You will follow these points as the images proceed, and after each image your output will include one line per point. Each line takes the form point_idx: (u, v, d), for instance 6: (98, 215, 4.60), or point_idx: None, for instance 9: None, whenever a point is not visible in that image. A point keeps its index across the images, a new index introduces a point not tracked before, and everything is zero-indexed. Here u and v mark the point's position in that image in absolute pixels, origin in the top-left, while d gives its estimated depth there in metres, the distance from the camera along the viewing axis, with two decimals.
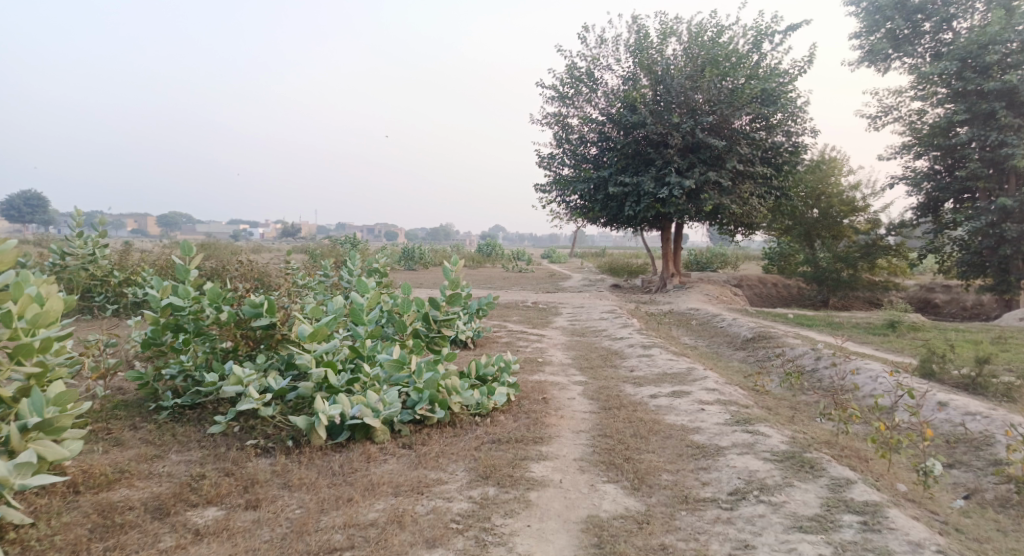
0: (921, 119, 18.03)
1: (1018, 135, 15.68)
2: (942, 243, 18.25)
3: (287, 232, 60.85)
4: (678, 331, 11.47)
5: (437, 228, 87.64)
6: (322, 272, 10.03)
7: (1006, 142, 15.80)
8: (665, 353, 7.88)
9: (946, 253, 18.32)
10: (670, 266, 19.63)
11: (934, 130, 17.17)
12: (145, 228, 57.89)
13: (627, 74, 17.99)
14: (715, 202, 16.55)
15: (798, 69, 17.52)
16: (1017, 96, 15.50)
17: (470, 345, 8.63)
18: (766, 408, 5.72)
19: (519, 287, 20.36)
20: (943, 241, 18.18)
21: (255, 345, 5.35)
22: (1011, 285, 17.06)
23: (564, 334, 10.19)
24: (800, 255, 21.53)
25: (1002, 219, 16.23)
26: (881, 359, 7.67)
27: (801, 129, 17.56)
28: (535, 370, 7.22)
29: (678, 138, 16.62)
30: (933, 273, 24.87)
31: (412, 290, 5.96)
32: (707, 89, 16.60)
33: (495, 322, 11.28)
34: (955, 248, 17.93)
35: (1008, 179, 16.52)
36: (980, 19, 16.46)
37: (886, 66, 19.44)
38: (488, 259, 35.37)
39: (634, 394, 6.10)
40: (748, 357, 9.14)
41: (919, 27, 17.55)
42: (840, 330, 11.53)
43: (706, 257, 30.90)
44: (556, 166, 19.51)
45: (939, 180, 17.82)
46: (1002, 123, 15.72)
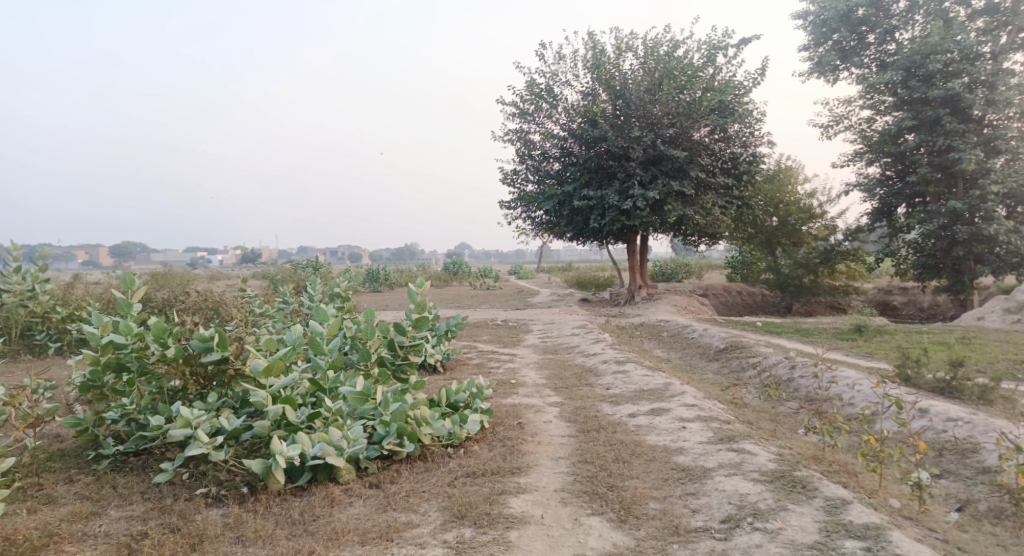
0: (871, 127, 18.46)
1: (964, 140, 16.10)
2: (898, 246, 18.62)
3: (247, 258, 59.59)
4: (650, 344, 11.33)
5: (401, 249, 86.96)
6: (282, 299, 9.62)
7: (954, 147, 16.22)
8: (640, 369, 7.69)
9: (902, 256, 18.70)
10: (637, 278, 19.61)
11: (885, 137, 17.57)
12: (98, 259, 56.08)
13: (586, 90, 18.03)
14: (678, 213, 16.59)
15: (752, 81, 17.78)
16: (961, 102, 15.97)
17: (440, 368, 8.33)
18: (748, 423, 5.55)
19: (487, 305, 20.12)
20: (899, 245, 18.55)
21: (206, 382, 5.00)
22: (965, 286, 17.43)
23: (536, 352, 9.95)
24: (763, 263, 21.79)
25: (953, 221, 16.64)
26: (856, 366, 7.60)
27: (759, 138, 17.77)
28: (508, 392, 6.94)
29: (639, 151, 16.64)
30: (891, 276, 25.40)
31: (376, 314, 5.64)
32: (666, 101, 16.68)
33: (464, 342, 10.99)
34: (911, 251, 18.31)
35: (956, 183, 16.88)
36: (921, 30, 16.94)
37: (836, 76, 19.87)
38: (454, 277, 35.06)
39: (612, 414, 5.88)
40: (721, 369, 9.01)
41: (865, 39, 18.02)
42: (808, 337, 11.52)
43: (671, 268, 31.12)
44: (520, 182, 19.39)
45: (892, 185, 18.20)
46: (948, 129, 16.14)
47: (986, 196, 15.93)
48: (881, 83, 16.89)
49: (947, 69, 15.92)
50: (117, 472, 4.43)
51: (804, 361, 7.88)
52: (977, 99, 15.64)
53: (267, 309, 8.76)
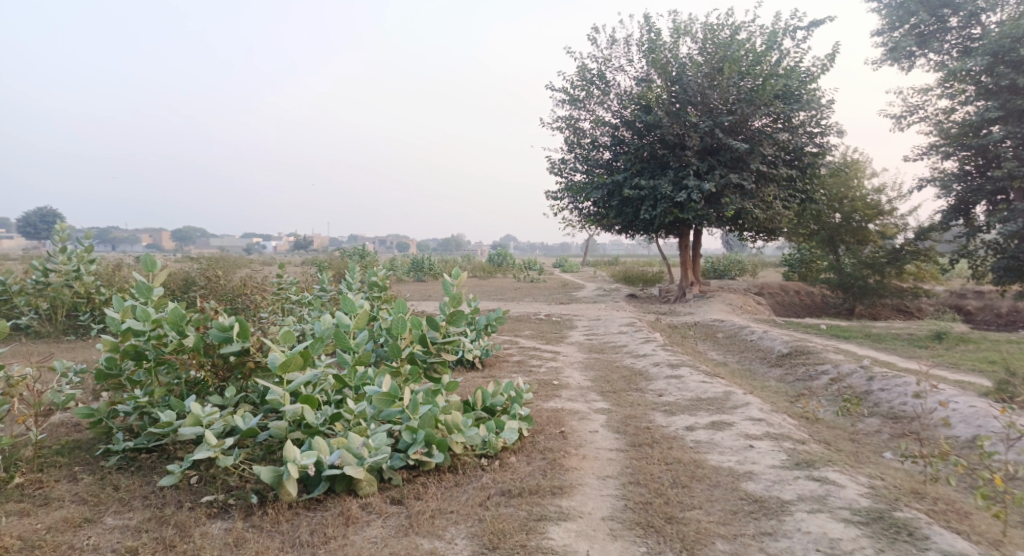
0: (949, 119, 17.10)
1: None
2: (975, 246, 17.25)
3: (299, 244, 60.59)
4: (703, 346, 10.59)
5: (448, 239, 87.32)
6: (319, 286, 9.27)
7: None
8: (695, 374, 7.02)
9: (980, 258, 17.31)
10: (689, 274, 18.74)
11: (965, 128, 16.22)
12: (159, 240, 57.90)
13: (640, 75, 17.23)
14: (736, 206, 15.67)
15: (820, 67, 16.66)
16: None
17: (478, 365, 7.83)
18: (825, 444, 4.85)
19: (531, 298, 19.57)
20: (977, 245, 17.19)
21: (227, 374, 4.59)
22: None
23: (581, 350, 9.36)
24: (824, 261, 20.59)
25: None
26: (945, 380, 6.76)
27: (826, 128, 16.64)
28: (550, 395, 6.39)
29: (696, 139, 15.75)
30: (964, 279, 23.76)
31: (409, 306, 5.13)
32: (725, 88, 15.75)
33: (505, 337, 10.48)
34: (990, 252, 16.93)
35: None
36: (1011, 13, 15.53)
37: (911, 64, 18.49)
38: (499, 268, 34.65)
39: (666, 426, 5.26)
40: (784, 377, 8.25)
41: (945, 23, 16.65)
42: (879, 344, 10.57)
43: (723, 264, 29.94)
44: (568, 172, 18.73)
45: (970, 181, 16.81)
46: None
47: None
48: (963, 70, 15.59)
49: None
50: (122, 471, 4.05)
51: (883, 372, 7.07)
52: None
53: (303, 297, 8.43)
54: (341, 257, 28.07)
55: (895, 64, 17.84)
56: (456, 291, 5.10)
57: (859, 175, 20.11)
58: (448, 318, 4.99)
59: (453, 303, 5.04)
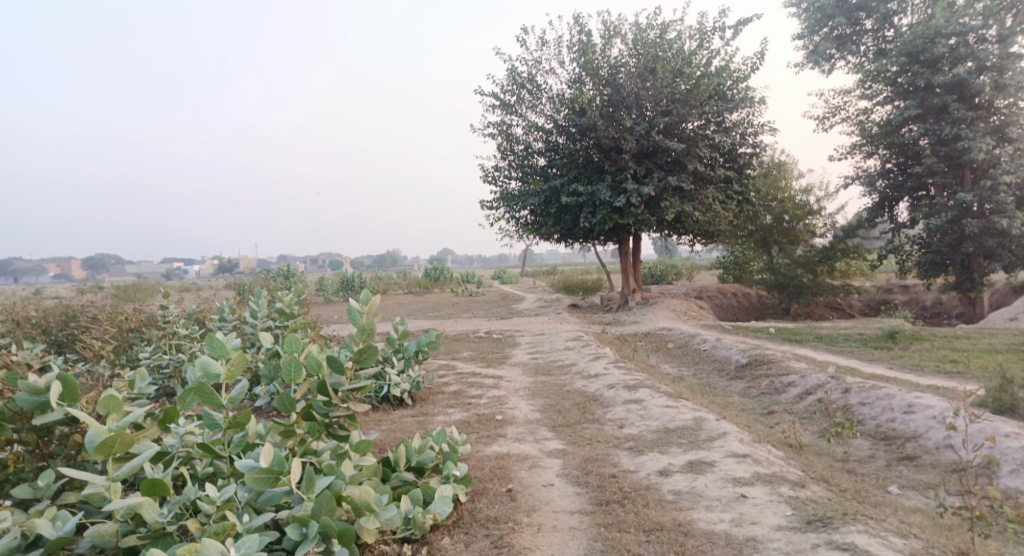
0: (869, 118, 17.20)
1: (973, 128, 14.74)
2: (902, 242, 17.31)
3: (226, 267, 57.70)
4: (655, 359, 9.80)
5: (383, 256, 85.40)
6: (219, 318, 7.98)
7: (961, 136, 14.85)
8: (658, 398, 6.14)
9: (907, 253, 17.32)
10: (630, 282, 18.15)
11: (885, 127, 16.22)
12: (69, 272, 54.11)
13: (572, 78, 16.62)
14: (676, 209, 15.14)
15: (750, 65, 16.42)
16: (968, 88, 14.67)
17: (409, 400, 6.73)
18: (825, 484, 4.02)
19: (469, 313, 18.56)
20: (903, 240, 17.21)
21: (48, 453, 3.38)
22: (976, 284, 15.87)
23: (524, 373, 8.37)
24: (759, 262, 20.47)
25: (962, 215, 15.30)
26: (925, 387, 6.13)
27: (759, 127, 16.36)
28: (494, 436, 5.38)
29: (632, 141, 15.11)
30: (892, 274, 24.16)
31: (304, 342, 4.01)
32: (659, 88, 15.17)
33: (440, 361, 9.41)
34: (916, 247, 16.97)
35: (965, 174, 15.58)
36: (923, 13, 15.65)
37: (831, 65, 18.58)
38: (435, 284, 33.44)
39: (635, 471, 4.33)
40: (748, 392, 7.49)
41: (860, 25, 16.70)
42: (832, 347, 10.04)
43: (660, 269, 29.71)
44: (502, 180, 17.89)
45: (894, 178, 16.84)
46: (955, 117, 14.79)
47: (999, 188, 14.70)
48: (880, 70, 15.61)
49: (953, 53, 14.66)
50: None
51: (858, 382, 6.38)
52: (986, 84, 14.29)
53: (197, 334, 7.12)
54: (264, 279, 26.34)
55: (816, 66, 17.83)
56: (365, 321, 3.93)
57: (788, 175, 20.09)
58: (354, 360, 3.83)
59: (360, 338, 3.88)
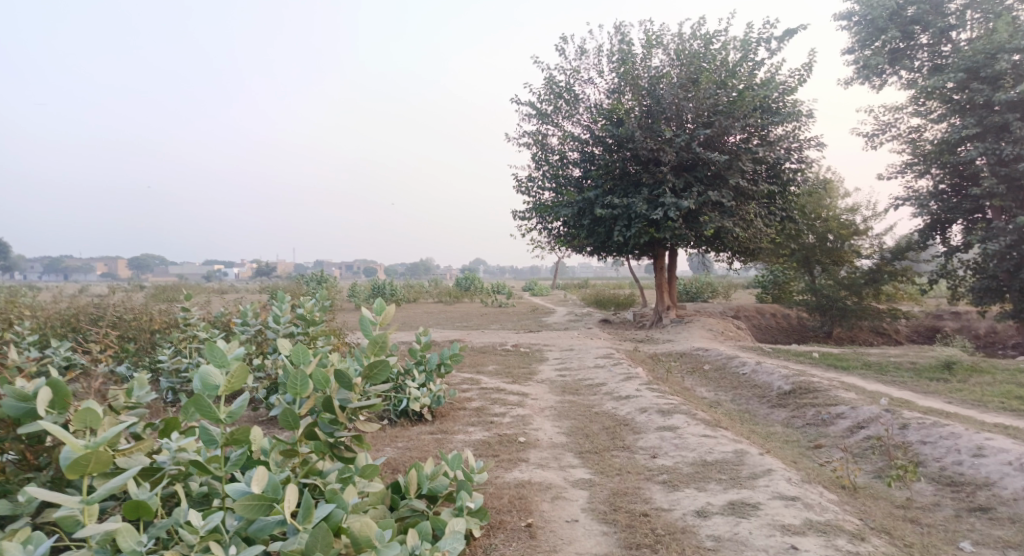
0: (921, 137, 16.41)
1: None
2: (954, 266, 16.46)
3: (263, 270, 58.54)
4: (690, 381, 9.31)
5: (417, 264, 85.87)
6: (240, 321, 7.80)
7: (1023, 156, 14.00)
8: (694, 426, 5.70)
9: (959, 278, 16.44)
10: (665, 298, 17.61)
11: (939, 146, 15.45)
12: (113, 269, 55.69)
13: (612, 88, 16.28)
14: (716, 225, 14.61)
15: (797, 78, 15.83)
16: None
17: (429, 416, 6.41)
18: (887, 537, 3.55)
19: (498, 325, 18.24)
20: (955, 265, 16.35)
21: (37, 461, 3.08)
22: None
23: (551, 391, 7.98)
24: (800, 283, 19.73)
25: None
26: (994, 426, 5.57)
27: (804, 143, 15.74)
28: (515, 460, 5.01)
29: (671, 154, 14.65)
30: (942, 299, 23.08)
31: (312, 352, 3.69)
32: (702, 99, 14.71)
33: (465, 375, 9.08)
34: (969, 272, 16.10)
35: None
36: (982, 28, 14.87)
37: (882, 81, 17.86)
38: (466, 294, 33.23)
39: (670, 509, 3.91)
40: (791, 422, 6.98)
41: (915, 40, 15.98)
42: (881, 376, 9.41)
43: (696, 286, 28.99)
44: (536, 190, 17.58)
45: (946, 199, 16.00)
46: (1016, 136, 13.95)
47: None
48: (935, 87, 14.88)
49: (1015, 70, 13.88)
50: None
51: (915, 418, 5.84)
52: None
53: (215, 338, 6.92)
54: (297, 284, 26.47)
55: (866, 81, 17.14)
56: (378, 334, 3.58)
57: (833, 194, 19.35)
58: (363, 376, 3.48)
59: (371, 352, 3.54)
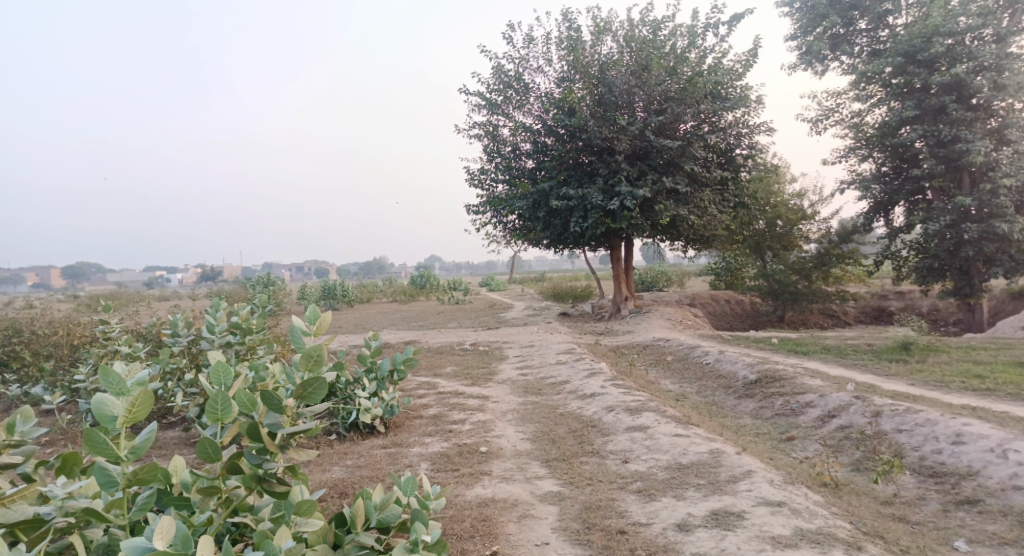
0: (863, 121, 16.57)
1: (972, 129, 14.10)
2: (898, 247, 16.71)
3: (209, 275, 56.49)
4: (653, 374, 9.05)
5: (370, 263, 84.44)
6: (171, 332, 7.16)
7: (960, 137, 14.22)
8: (665, 424, 5.40)
9: (903, 258, 16.63)
10: (622, 289, 17.43)
11: (881, 130, 15.47)
12: (47, 279, 52.90)
13: (562, 77, 15.98)
14: (671, 213, 14.44)
15: (744, 64, 15.80)
16: (965, 88, 14.03)
17: (383, 428, 5.93)
18: (881, 543, 3.28)
19: (455, 323, 17.76)
20: (899, 246, 16.61)
21: None
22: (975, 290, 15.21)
23: (512, 392, 7.59)
24: (753, 269, 19.87)
25: (961, 219, 14.59)
26: (966, 409, 5.43)
27: (754, 128, 15.72)
28: (477, 474, 4.61)
29: (625, 142, 14.42)
30: (887, 280, 23.62)
31: (235, 369, 3.19)
32: (653, 85, 14.53)
33: (421, 378, 8.60)
34: (912, 252, 16.31)
35: (962, 177, 14.94)
36: (918, 13, 14.99)
37: (824, 66, 17.99)
38: (421, 291, 32.58)
39: (648, 523, 3.57)
40: (760, 414, 6.76)
41: (855, 25, 16.11)
42: (841, 361, 9.33)
43: (650, 275, 29.02)
44: (488, 183, 17.15)
45: (889, 181, 16.16)
46: (954, 117, 14.14)
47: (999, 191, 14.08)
48: (874, 72, 14.98)
49: (949, 54, 14.03)
50: None
51: (887, 404, 5.67)
52: (985, 83, 13.66)
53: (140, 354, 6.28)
54: (243, 288, 25.44)
55: (809, 67, 17.22)
56: (311, 345, 3.09)
57: (781, 179, 19.50)
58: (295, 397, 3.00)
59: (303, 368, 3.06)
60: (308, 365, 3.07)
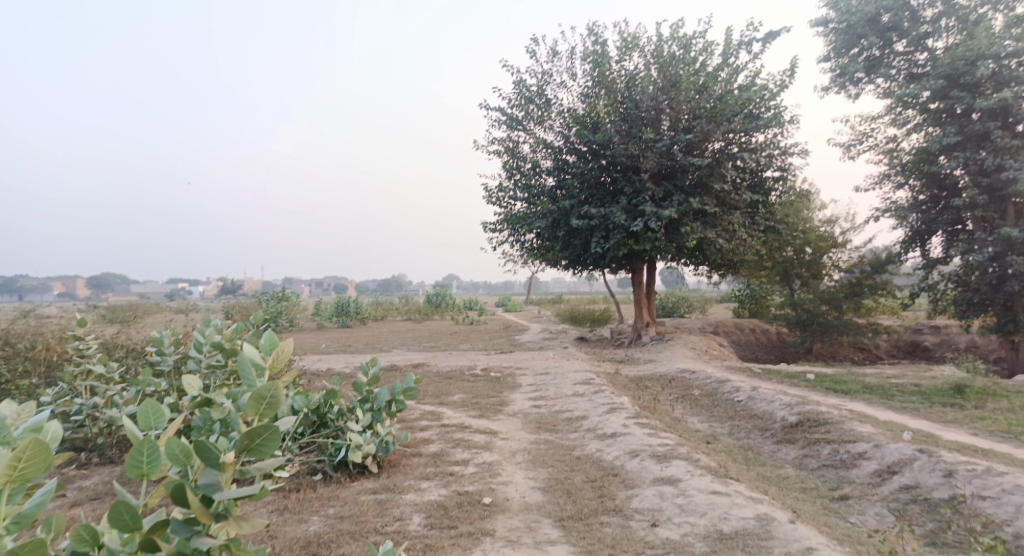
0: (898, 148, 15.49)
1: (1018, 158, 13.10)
2: (935, 279, 15.68)
3: (227, 288, 56.38)
4: (679, 410, 8.26)
5: (388, 281, 84.39)
6: (156, 350, 6.56)
7: (1005, 166, 13.23)
8: (701, 477, 4.65)
9: (941, 291, 15.60)
10: (643, 314, 16.62)
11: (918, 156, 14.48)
12: (67, 290, 53.51)
13: (586, 93, 15.40)
14: (698, 236, 13.71)
15: (779, 83, 15.05)
16: (1012, 114, 13.10)
17: (376, 467, 5.25)
18: None
19: (468, 344, 17.11)
20: (937, 278, 15.60)
21: None
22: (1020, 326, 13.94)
23: (524, 427, 6.87)
24: (780, 298, 19.01)
25: (1006, 251, 13.57)
26: None
27: (787, 150, 14.93)
28: (479, 534, 3.90)
29: (651, 160, 13.74)
30: (921, 313, 22.54)
31: (168, 404, 2.47)
32: (682, 102, 13.87)
33: (425, 407, 7.91)
34: (951, 285, 15.24)
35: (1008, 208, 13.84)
36: (958, 36, 13.97)
37: (858, 89, 17.09)
38: (437, 310, 31.97)
39: None
40: (804, 464, 5.97)
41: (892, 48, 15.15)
42: (886, 402, 8.46)
43: (671, 300, 28.14)
44: (507, 201, 16.54)
45: (926, 210, 15.11)
46: (998, 146, 13.13)
47: None
48: (911, 96, 14.02)
49: (995, 78, 13.09)
50: None
51: (960, 461, 4.86)
52: None
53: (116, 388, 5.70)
54: (254, 302, 25.00)
55: (842, 90, 16.33)
56: (263, 385, 2.40)
57: (811, 206, 18.66)
58: (239, 450, 2.28)
59: (252, 413, 2.36)
60: (258, 410, 2.36)
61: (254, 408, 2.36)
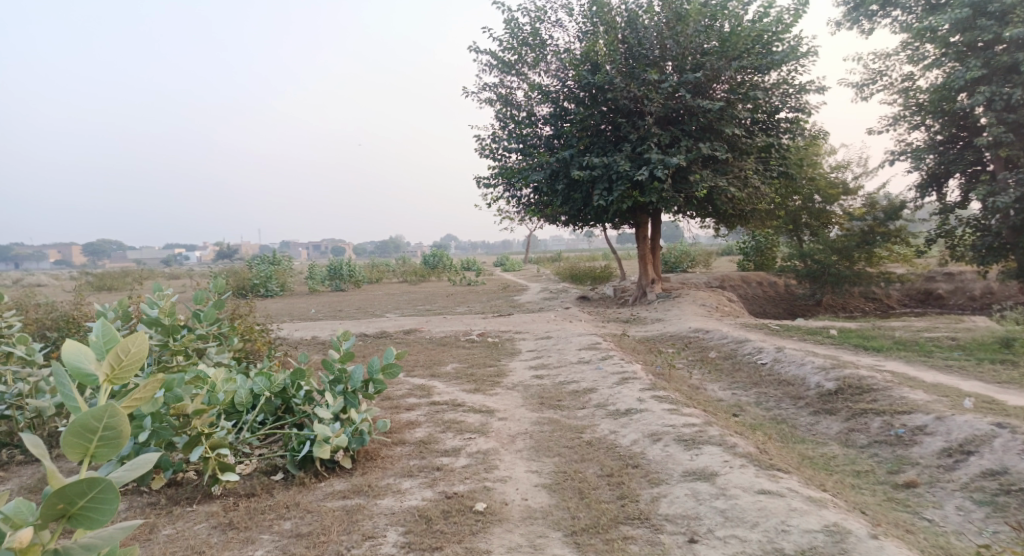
0: (913, 88, 14.28)
1: None
2: (952, 224, 14.54)
3: (223, 254, 55.24)
4: (697, 376, 7.41)
5: (385, 244, 83.40)
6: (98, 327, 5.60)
7: None
8: (744, 469, 3.78)
9: (959, 237, 14.52)
10: (648, 271, 15.71)
11: (937, 94, 13.13)
12: (59, 260, 52.69)
13: (584, 31, 14.19)
14: (708, 185, 12.69)
15: (794, 12, 13.73)
16: None
17: (347, 464, 4.39)
18: None
19: (465, 306, 16.26)
20: (954, 223, 14.52)
21: None
22: None
23: (525, 403, 6.02)
24: (789, 250, 18.08)
25: None
26: None
27: (803, 88, 13.74)
28: None
29: (657, 102, 12.62)
30: (935, 260, 21.56)
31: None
32: (689, 37, 12.66)
33: (416, 382, 7.07)
34: (970, 230, 14.14)
35: None
36: None
37: (872, 24, 15.75)
38: (433, 271, 31.07)
39: None
40: (851, 440, 5.13)
41: None
42: (926, 361, 7.59)
43: (674, 254, 27.18)
44: (501, 153, 15.44)
45: (947, 151, 13.90)
46: None
47: None
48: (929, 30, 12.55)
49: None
50: None
51: None
52: None
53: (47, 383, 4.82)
54: (243, 268, 24.05)
55: (856, 25, 14.94)
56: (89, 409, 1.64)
57: (821, 151, 17.57)
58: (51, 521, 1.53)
59: (77, 458, 1.61)
60: (87, 451, 1.63)
61: (80, 450, 1.61)
